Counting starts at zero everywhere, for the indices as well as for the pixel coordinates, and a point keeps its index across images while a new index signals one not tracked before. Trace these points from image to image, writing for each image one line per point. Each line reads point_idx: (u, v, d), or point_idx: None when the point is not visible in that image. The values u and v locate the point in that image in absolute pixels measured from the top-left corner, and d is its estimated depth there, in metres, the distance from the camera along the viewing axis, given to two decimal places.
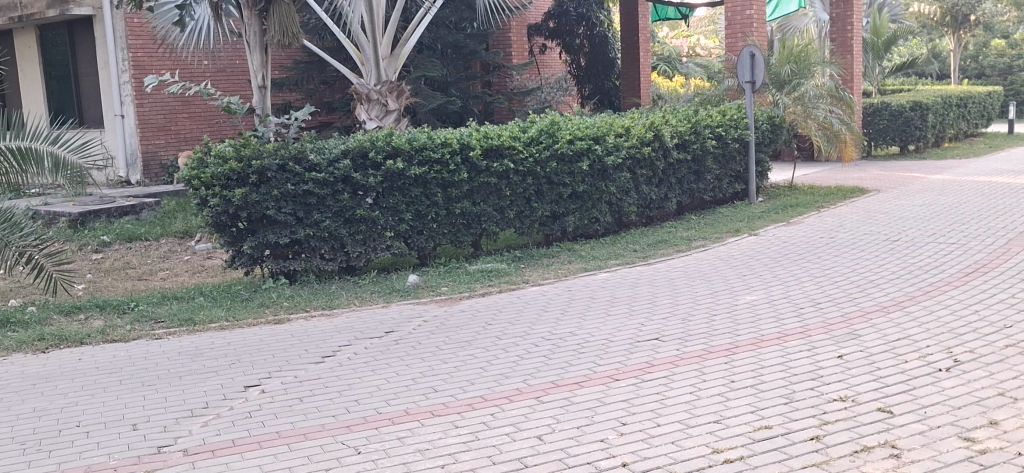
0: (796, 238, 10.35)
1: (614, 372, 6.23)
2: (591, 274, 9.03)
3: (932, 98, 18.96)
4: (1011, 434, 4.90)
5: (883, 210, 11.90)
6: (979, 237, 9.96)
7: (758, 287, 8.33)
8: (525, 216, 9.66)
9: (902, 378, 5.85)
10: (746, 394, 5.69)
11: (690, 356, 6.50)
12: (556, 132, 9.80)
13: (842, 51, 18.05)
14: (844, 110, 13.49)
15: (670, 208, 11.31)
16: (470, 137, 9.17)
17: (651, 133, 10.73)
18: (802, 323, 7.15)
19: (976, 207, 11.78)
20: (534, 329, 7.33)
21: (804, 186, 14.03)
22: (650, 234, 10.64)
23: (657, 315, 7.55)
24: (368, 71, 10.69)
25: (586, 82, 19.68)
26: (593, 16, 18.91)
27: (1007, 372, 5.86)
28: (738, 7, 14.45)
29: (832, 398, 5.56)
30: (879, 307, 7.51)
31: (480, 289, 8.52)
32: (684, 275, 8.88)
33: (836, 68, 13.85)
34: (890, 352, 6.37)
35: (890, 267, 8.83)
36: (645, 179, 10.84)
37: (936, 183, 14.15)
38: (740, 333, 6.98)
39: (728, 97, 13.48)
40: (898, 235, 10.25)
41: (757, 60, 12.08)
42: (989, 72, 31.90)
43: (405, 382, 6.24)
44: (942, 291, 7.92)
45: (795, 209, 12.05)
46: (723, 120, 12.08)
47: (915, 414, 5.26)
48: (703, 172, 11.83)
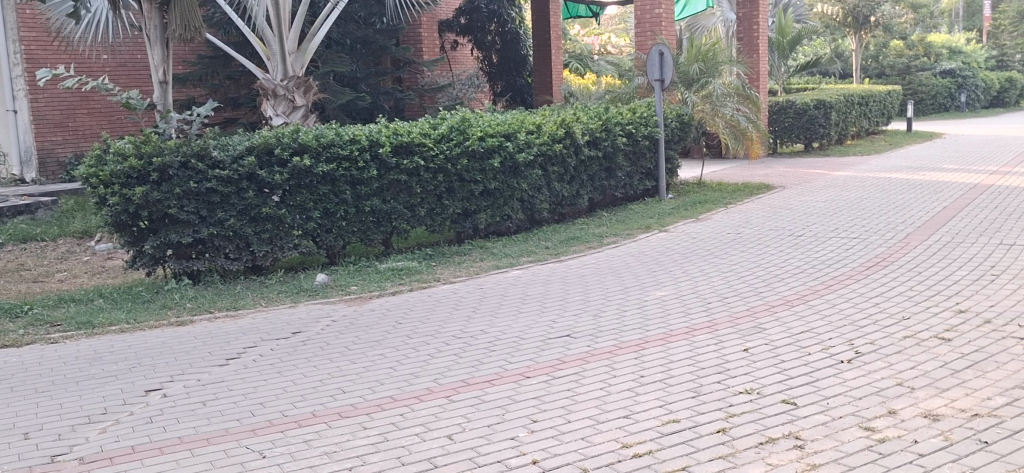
0: (705, 234, 10.52)
1: (525, 369, 6.22)
2: (503, 271, 9.02)
3: (836, 97, 19.48)
4: (909, 422, 5.04)
5: (788, 206, 12.18)
6: (879, 231, 10.27)
7: (667, 282, 8.42)
8: (436, 214, 9.57)
9: (806, 370, 5.98)
10: (656, 388, 5.74)
11: (601, 352, 6.52)
12: (466, 129, 9.75)
13: (748, 51, 18.41)
14: (752, 108, 13.74)
15: (581, 205, 11.36)
16: (379, 134, 9.05)
17: (562, 131, 10.76)
18: (709, 318, 7.26)
19: (876, 203, 12.13)
20: (446, 327, 7.28)
21: (712, 183, 14.27)
22: (561, 231, 10.68)
23: (568, 312, 7.56)
24: (274, 66, 10.45)
25: (498, 78, 19.67)
26: (505, 13, 18.99)
27: (906, 363, 6.03)
28: (647, 6, 14.61)
29: (737, 391, 5.64)
30: (784, 301, 7.68)
31: (390, 288, 8.42)
32: (595, 272, 8.94)
33: (743, 66, 14.09)
34: (794, 345, 6.50)
35: (794, 262, 9.02)
36: (557, 176, 10.86)
37: (839, 179, 14.54)
38: (649, 328, 7.04)
39: (637, 96, 13.61)
40: (803, 230, 10.48)
41: (666, 59, 12.20)
42: (889, 72, 32.97)
43: (313, 383, 6.12)
44: (843, 284, 8.12)
45: (703, 205, 12.24)
46: (633, 117, 12.18)
47: (817, 405, 5.37)
48: (613, 169, 11.92)
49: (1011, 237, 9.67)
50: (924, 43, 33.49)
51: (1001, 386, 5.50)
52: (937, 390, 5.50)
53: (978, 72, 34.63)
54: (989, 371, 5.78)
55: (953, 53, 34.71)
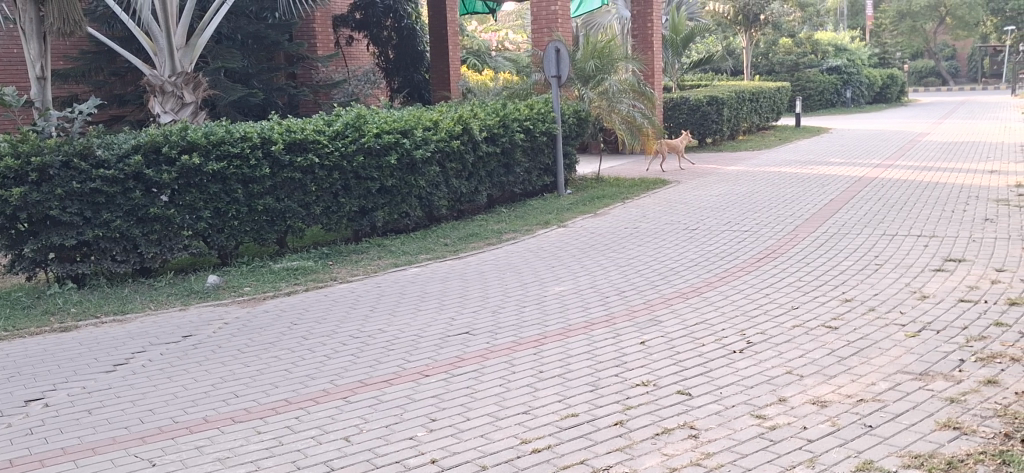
0: (603, 229, 10.62)
1: (423, 368, 6.16)
2: (401, 269, 8.94)
3: (728, 93, 19.95)
4: (798, 409, 5.18)
5: (683, 200, 12.39)
6: (770, 224, 10.55)
7: (566, 277, 8.47)
8: (332, 212, 9.42)
9: (700, 360, 6.09)
10: (554, 383, 5.76)
11: (499, 348, 6.52)
12: (361, 126, 9.63)
13: (643, 48, 18.64)
14: (647, 105, 13.95)
15: (480, 201, 11.35)
16: (272, 131, 8.87)
17: (459, 127, 10.72)
18: (606, 312, 7.33)
19: (767, 196, 12.46)
20: (342, 327, 7.16)
21: (610, 178, 14.42)
22: (460, 228, 10.64)
23: (467, 309, 7.53)
24: (161, 61, 10.14)
25: (395, 74, 19.59)
26: (401, 7, 18.96)
27: (795, 351, 6.20)
28: (542, 2, 14.69)
29: (634, 383, 5.71)
30: (679, 293, 7.81)
31: (285, 288, 8.25)
32: (494, 268, 8.94)
33: (638, 64, 14.28)
34: (688, 336, 6.62)
35: (689, 255, 9.18)
36: (454, 172, 10.81)
37: (731, 174, 14.89)
38: (548, 324, 7.06)
39: (535, 92, 13.67)
40: (697, 224, 10.69)
41: (562, 55, 12.30)
42: (779, 70, 33.89)
43: (205, 388, 5.94)
44: (735, 276, 8.31)
45: (601, 200, 12.37)
46: (530, 114, 12.23)
47: (711, 395, 5.47)
48: (512, 165, 11.94)
49: (893, 227, 10.04)
50: (810, 41, 34.49)
51: (884, 372, 5.69)
52: (824, 377, 5.67)
53: (862, 69, 35.88)
54: (873, 357, 5.98)
55: (839, 51, 35.89)
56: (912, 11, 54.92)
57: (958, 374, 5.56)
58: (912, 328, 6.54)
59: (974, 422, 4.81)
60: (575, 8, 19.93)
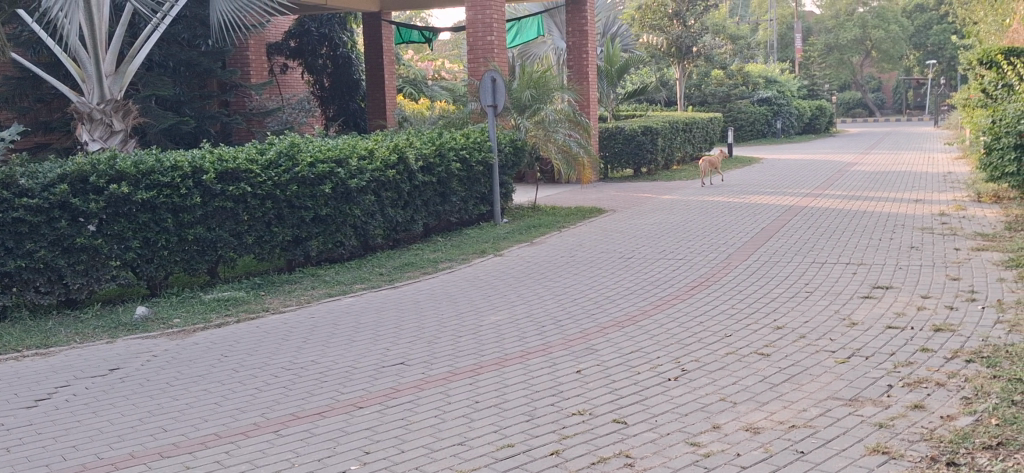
0: (540, 258, 10.65)
1: (357, 400, 6.08)
2: (335, 299, 8.84)
3: (662, 123, 20.23)
4: (732, 436, 5.22)
5: (619, 229, 12.49)
6: (703, 252, 10.69)
7: (502, 307, 8.45)
8: (265, 241, 9.30)
9: (635, 389, 6.11)
10: (490, 414, 5.73)
11: (435, 379, 6.47)
12: (295, 155, 9.56)
13: (578, 79, 18.88)
14: (582, 134, 14.10)
15: (417, 230, 11.30)
16: (203, 160, 8.74)
17: (395, 156, 10.68)
18: (543, 341, 7.32)
19: (700, 225, 12.63)
20: (274, 359, 7.04)
21: (546, 207, 14.49)
22: (396, 257, 10.58)
23: (402, 340, 7.46)
24: (89, 88, 9.94)
25: (330, 103, 19.68)
26: (336, 36, 19.02)
27: (728, 379, 6.26)
28: (478, 33, 14.75)
29: (570, 412, 5.70)
30: (615, 322, 7.84)
31: (216, 320, 8.09)
32: (431, 298, 8.89)
33: (574, 94, 14.40)
34: (624, 364, 6.65)
35: (625, 284, 9.25)
36: (390, 201, 10.75)
37: (666, 203, 15.07)
38: (483, 353, 7.04)
39: (471, 121, 13.71)
40: (632, 253, 10.78)
41: (498, 85, 12.38)
42: (711, 100, 34.39)
43: (131, 423, 5.78)
44: (670, 304, 8.38)
45: (538, 229, 12.41)
46: (467, 143, 12.25)
47: (646, 423, 5.49)
48: (448, 194, 11.93)
49: (822, 256, 10.24)
50: (742, 73, 35.07)
51: (816, 398, 5.78)
52: (757, 404, 5.73)
53: (791, 101, 36.62)
54: (804, 384, 6.07)
55: (769, 83, 36.67)
56: (839, 45, 56.58)
57: (886, 399, 5.66)
58: (842, 354, 6.65)
59: (902, 447, 4.89)
60: (511, 38, 20.11)
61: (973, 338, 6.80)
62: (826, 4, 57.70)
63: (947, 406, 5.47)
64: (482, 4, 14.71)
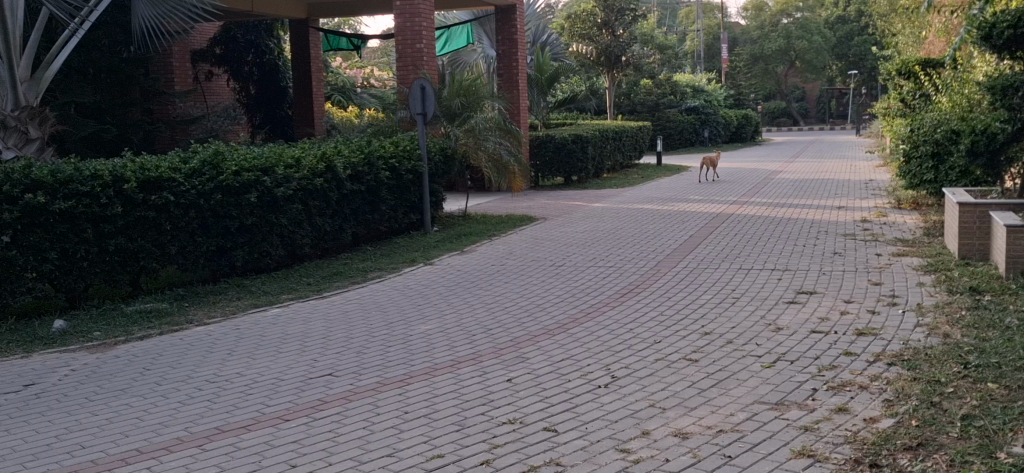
0: (470, 266, 10.62)
1: (284, 412, 5.96)
2: (261, 310, 8.69)
3: (591, 132, 20.39)
4: (661, 442, 5.25)
5: (549, 237, 12.53)
6: (633, 259, 10.78)
7: (433, 316, 8.38)
8: (189, 251, 9.09)
9: (565, 397, 6.11)
10: (419, 425, 5.67)
11: (364, 390, 6.38)
12: (220, 163, 9.39)
13: (508, 88, 18.90)
14: (513, 142, 14.13)
15: (345, 239, 11.17)
16: (124, 169, 8.52)
17: (323, 165, 10.56)
18: (474, 350, 7.27)
19: (630, 233, 12.74)
20: (198, 372, 6.87)
21: (477, 215, 14.48)
22: (324, 266, 10.45)
23: (330, 351, 7.34)
24: (3, 94, 9.63)
25: (256, 110, 19.44)
26: (263, 43, 18.86)
27: (657, 385, 6.30)
28: (408, 40, 14.67)
29: (501, 421, 5.67)
30: (546, 330, 7.84)
31: (138, 332, 7.88)
32: (359, 307, 8.78)
33: (504, 102, 14.44)
34: (555, 373, 6.65)
35: (555, 292, 9.26)
36: (318, 210, 10.60)
37: (596, 210, 15.18)
38: (413, 363, 6.97)
39: (400, 129, 13.64)
40: (562, 260, 10.81)
41: (428, 93, 12.33)
42: (640, 109, 34.71)
43: (47, 440, 5.58)
44: (600, 312, 8.41)
45: (468, 238, 12.38)
46: (396, 151, 12.17)
47: (576, 431, 5.49)
48: (377, 202, 11.83)
49: (748, 262, 10.40)
50: (670, 82, 35.49)
51: (742, 402, 5.85)
52: (685, 409, 5.77)
53: (718, 110, 37.22)
54: (731, 388, 6.14)
55: (697, 92, 37.25)
56: (764, 56, 57.88)
57: (811, 403, 5.75)
58: (768, 359, 6.75)
59: (826, 449, 4.97)
60: (440, 46, 20.07)
61: (894, 342, 6.95)
62: (752, 15, 58.95)
63: (870, 408, 5.57)
64: (411, 12, 14.65)
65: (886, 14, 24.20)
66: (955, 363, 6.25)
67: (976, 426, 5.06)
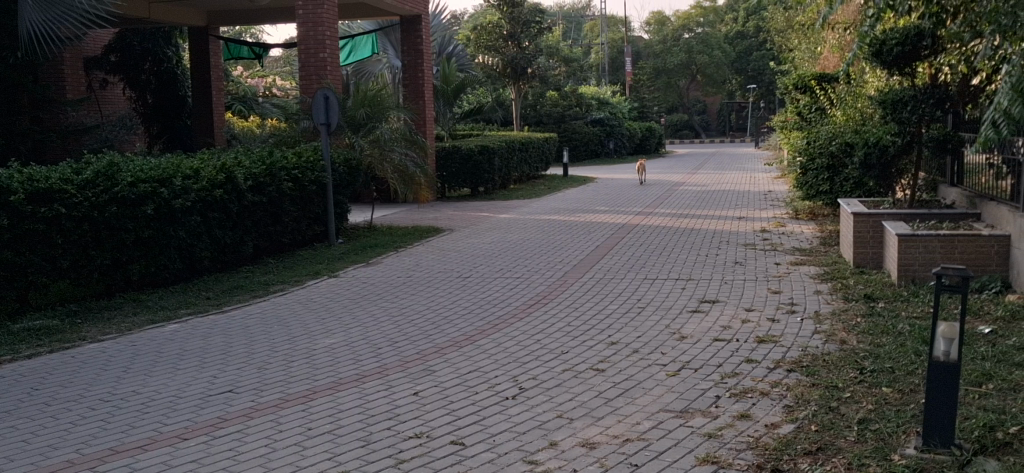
0: (376, 279, 10.48)
1: (182, 431, 5.76)
2: (158, 326, 8.40)
3: (498, 143, 20.42)
4: (569, 452, 5.24)
5: (457, 248, 12.48)
6: (540, 270, 10.81)
7: (337, 330, 8.24)
8: (82, 266, 8.74)
9: (472, 409, 6.06)
10: (323, 441, 5.54)
11: (266, 406, 6.21)
12: (114, 175, 9.06)
13: (414, 99, 18.79)
14: (419, 153, 14.09)
15: (247, 251, 10.91)
16: (11, 180, 8.15)
17: (222, 176, 10.30)
18: (379, 364, 7.17)
19: (536, 244, 12.78)
20: (91, 391, 6.59)
21: (382, 227, 14.33)
22: (224, 280, 10.18)
23: (231, 366, 7.14)
24: None
25: (153, 121, 18.69)
26: (161, 51, 18.34)
27: (564, 395, 6.30)
28: (311, 49, 14.45)
29: (407, 436, 5.59)
30: (452, 342, 7.78)
31: (25, 351, 7.52)
32: (262, 322, 8.58)
33: (410, 113, 14.36)
34: (462, 385, 6.59)
35: (462, 304, 9.20)
36: (217, 222, 10.33)
37: (502, 222, 15.18)
38: (317, 378, 6.82)
39: (303, 139, 13.43)
40: (469, 272, 10.76)
41: (331, 103, 12.16)
42: (546, 121, 34.91)
43: None
44: (508, 323, 8.39)
45: (373, 250, 12.23)
46: (299, 162, 11.97)
47: (484, 443, 5.44)
48: (280, 214, 11.59)
49: (653, 272, 10.53)
50: (575, 94, 35.80)
51: (647, 411, 5.89)
52: (592, 419, 5.78)
53: (622, 123, 37.74)
54: (637, 397, 6.18)
55: (602, 105, 37.70)
56: (667, 70, 59.12)
57: (714, 410, 5.83)
58: (673, 367, 6.82)
59: (730, 456, 5.03)
60: (345, 56, 19.86)
61: (794, 349, 7.11)
62: (655, 30, 60.12)
63: (771, 414, 5.68)
64: (314, 21, 14.43)
65: (782, 29, 24.85)
66: (852, 369, 6.42)
67: (871, 430, 5.20)
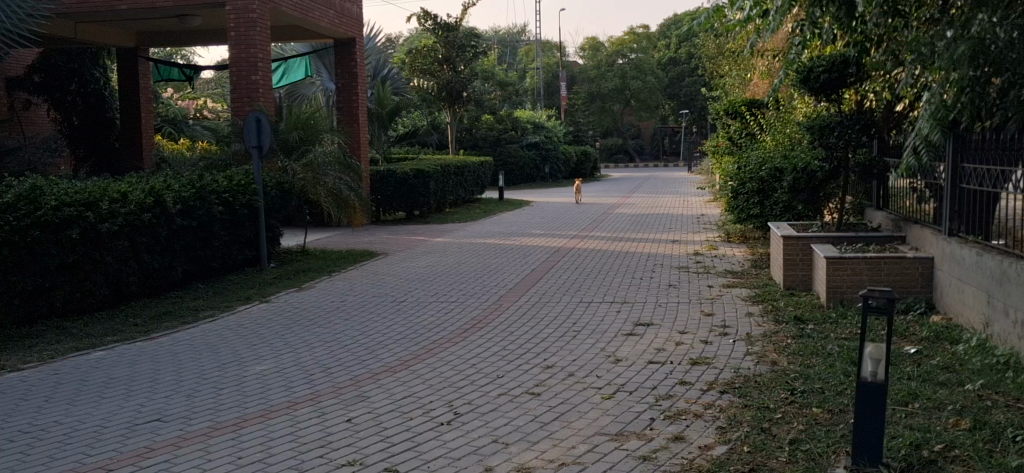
0: (308, 304, 10.34)
1: (107, 462, 5.59)
2: (82, 353, 8.16)
3: (433, 167, 20.38)
4: None
5: (391, 272, 12.39)
6: (475, 294, 10.78)
7: (268, 356, 8.09)
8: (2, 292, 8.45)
9: (407, 435, 5.99)
10: (254, 470, 5.42)
11: (194, 435, 6.05)
12: (38, 198, 8.79)
13: (348, 122, 18.67)
14: (352, 177, 14.00)
15: (176, 276, 10.68)
16: None
17: (151, 200, 10.09)
18: (311, 391, 7.05)
19: (472, 267, 12.75)
20: (10, 423, 6.36)
21: (315, 251, 14.16)
22: (152, 306, 9.95)
23: (158, 395, 6.96)
24: None
25: (80, 143, 18.31)
26: (87, 72, 18.01)
27: (500, 420, 6.27)
28: (242, 71, 14.30)
29: (340, 463, 5.49)
30: (386, 368, 7.70)
31: None
32: (191, 348, 8.39)
33: (344, 136, 14.28)
34: (396, 411, 6.52)
35: (396, 328, 9.12)
36: (146, 247, 10.10)
37: (438, 245, 15.13)
38: (248, 405, 6.69)
39: (235, 163, 13.24)
40: (404, 296, 10.69)
41: (263, 126, 12.03)
42: (481, 145, 34.97)
43: None
44: (442, 348, 8.33)
45: (306, 274, 12.08)
46: (230, 185, 11.80)
47: (418, 470, 5.37)
48: (210, 238, 11.39)
49: (588, 295, 10.58)
50: (511, 118, 35.95)
51: (583, 435, 5.89)
52: (528, 444, 5.76)
53: (557, 147, 37.99)
54: (573, 421, 6.18)
55: (537, 128, 37.91)
56: (601, 94, 59.79)
57: (649, 433, 5.85)
58: (608, 390, 6.85)
59: None
60: (277, 78, 19.65)
61: (726, 371, 7.19)
62: (589, 55, 60.81)
63: (704, 436, 5.72)
64: (246, 43, 14.27)
65: (713, 56, 25.33)
66: (783, 390, 6.51)
67: (802, 450, 5.27)
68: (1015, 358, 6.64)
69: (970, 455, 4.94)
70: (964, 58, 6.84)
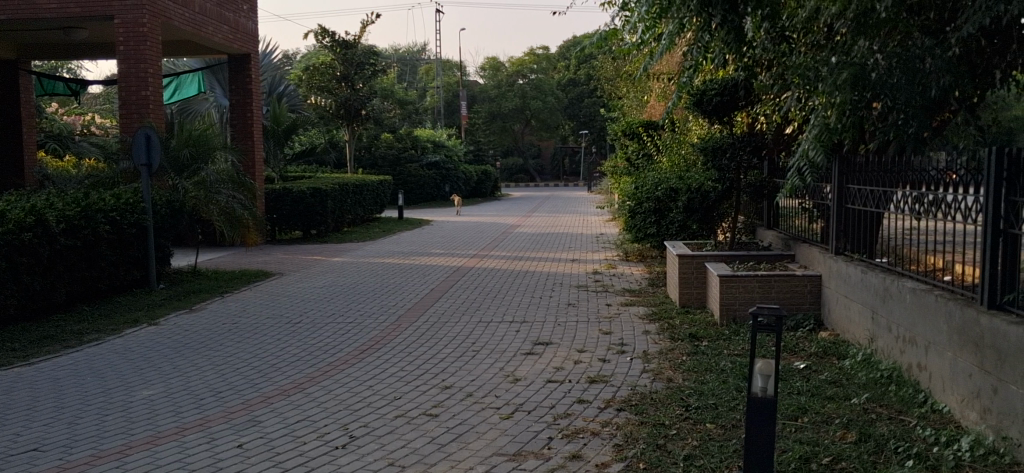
0: (199, 326, 10.05)
1: None
2: None
3: (330, 185, 20.13)
4: None
5: (287, 293, 12.17)
6: (373, 314, 10.66)
7: (156, 380, 7.83)
8: None
9: (300, 460, 5.85)
10: None
11: (76, 465, 5.80)
12: None
13: (242, 138, 18.29)
14: (246, 195, 13.69)
15: (58, 298, 10.25)
16: None
17: (32, 218, 9.67)
18: (201, 416, 6.85)
19: (369, 287, 12.61)
20: None
21: (207, 271, 13.81)
22: (32, 330, 9.51)
23: (36, 423, 6.66)
24: None
25: None
26: None
27: (396, 442, 6.19)
28: (132, 86, 13.90)
29: None
30: (280, 391, 7.54)
31: None
32: (73, 373, 8.06)
33: (238, 154, 13.98)
34: (289, 435, 6.37)
35: (290, 350, 8.94)
36: (26, 268, 9.66)
37: (335, 265, 14.93)
38: (134, 432, 6.45)
39: (123, 180, 12.84)
40: (299, 317, 10.49)
41: (153, 143, 11.69)
42: (380, 163, 34.69)
43: None
44: (338, 370, 8.20)
45: (197, 295, 11.77)
46: (118, 203, 11.44)
47: None
48: (96, 258, 10.98)
49: (486, 314, 10.59)
50: (410, 137, 35.80)
51: (481, 455, 5.86)
52: (425, 466, 5.70)
53: (457, 166, 37.98)
54: (470, 442, 6.15)
55: (437, 147, 37.82)
56: (502, 114, 60.24)
57: (546, 451, 5.87)
58: (506, 410, 6.83)
59: None
60: (169, 94, 19.26)
61: (623, 388, 7.27)
62: (489, 74, 61.07)
63: (601, 454, 5.76)
64: (136, 57, 13.88)
65: (611, 77, 25.74)
66: (678, 406, 6.61)
67: (696, 466, 5.36)
68: (898, 371, 6.89)
69: (855, 466, 5.09)
70: (846, 83, 7.13)
